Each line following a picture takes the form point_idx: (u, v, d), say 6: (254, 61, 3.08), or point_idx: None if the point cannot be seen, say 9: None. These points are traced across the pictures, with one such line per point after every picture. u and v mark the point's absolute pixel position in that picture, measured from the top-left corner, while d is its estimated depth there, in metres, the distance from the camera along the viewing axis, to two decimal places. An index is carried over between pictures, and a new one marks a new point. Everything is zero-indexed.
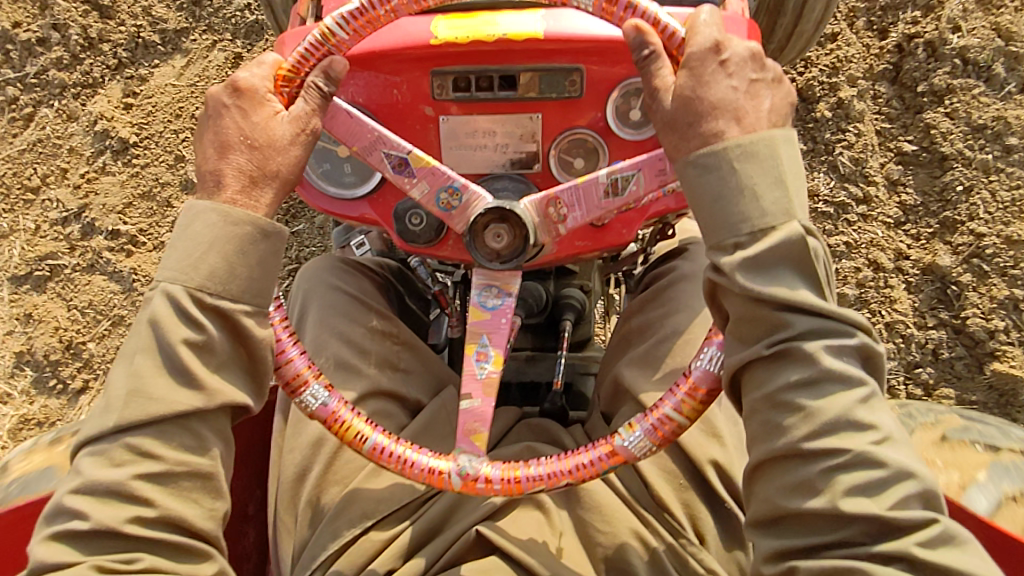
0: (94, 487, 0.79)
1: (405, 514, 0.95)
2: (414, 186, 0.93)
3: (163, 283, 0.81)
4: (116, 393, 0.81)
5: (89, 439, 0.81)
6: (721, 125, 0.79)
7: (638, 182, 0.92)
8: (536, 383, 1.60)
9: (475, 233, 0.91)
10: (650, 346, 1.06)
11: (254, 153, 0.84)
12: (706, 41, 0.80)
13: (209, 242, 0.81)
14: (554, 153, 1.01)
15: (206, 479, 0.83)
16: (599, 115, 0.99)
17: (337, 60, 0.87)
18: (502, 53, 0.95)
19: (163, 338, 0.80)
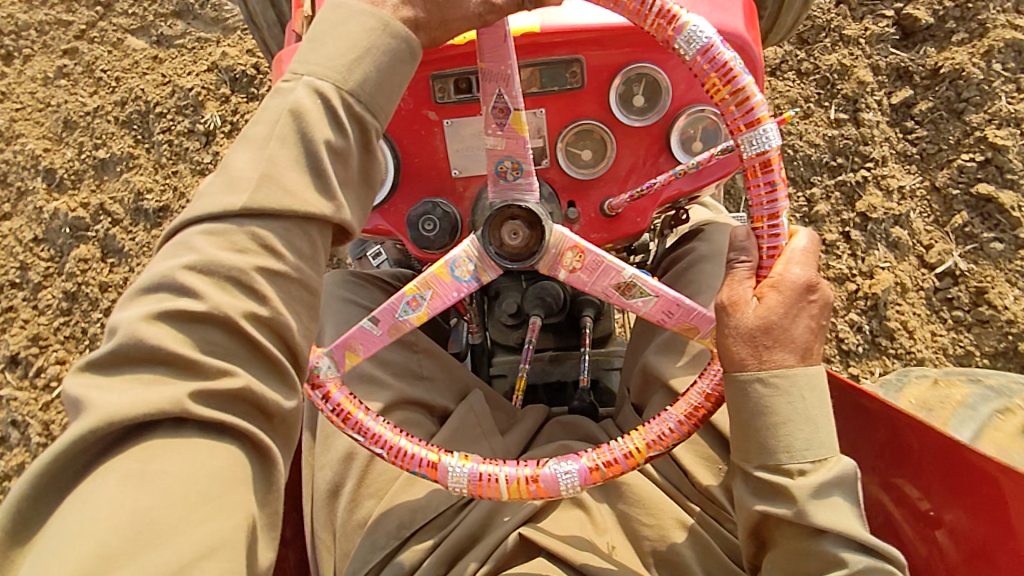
0: (211, 270, 0.69)
1: (444, 521, 0.95)
2: (494, 136, 0.89)
3: (307, 78, 0.74)
4: (241, 173, 0.73)
5: (204, 216, 0.71)
6: (792, 357, 0.77)
7: (648, 305, 0.89)
8: (562, 382, 1.60)
9: (495, 219, 0.88)
10: (674, 332, 1.06)
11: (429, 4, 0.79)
12: (801, 279, 0.78)
13: (364, 49, 0.75)
14: (561, 146, 1.01)
15: (312, 300, 0.76)
16: (602, 104, 0.99)
17: None
18: None
19: (301, 137, 0.73)
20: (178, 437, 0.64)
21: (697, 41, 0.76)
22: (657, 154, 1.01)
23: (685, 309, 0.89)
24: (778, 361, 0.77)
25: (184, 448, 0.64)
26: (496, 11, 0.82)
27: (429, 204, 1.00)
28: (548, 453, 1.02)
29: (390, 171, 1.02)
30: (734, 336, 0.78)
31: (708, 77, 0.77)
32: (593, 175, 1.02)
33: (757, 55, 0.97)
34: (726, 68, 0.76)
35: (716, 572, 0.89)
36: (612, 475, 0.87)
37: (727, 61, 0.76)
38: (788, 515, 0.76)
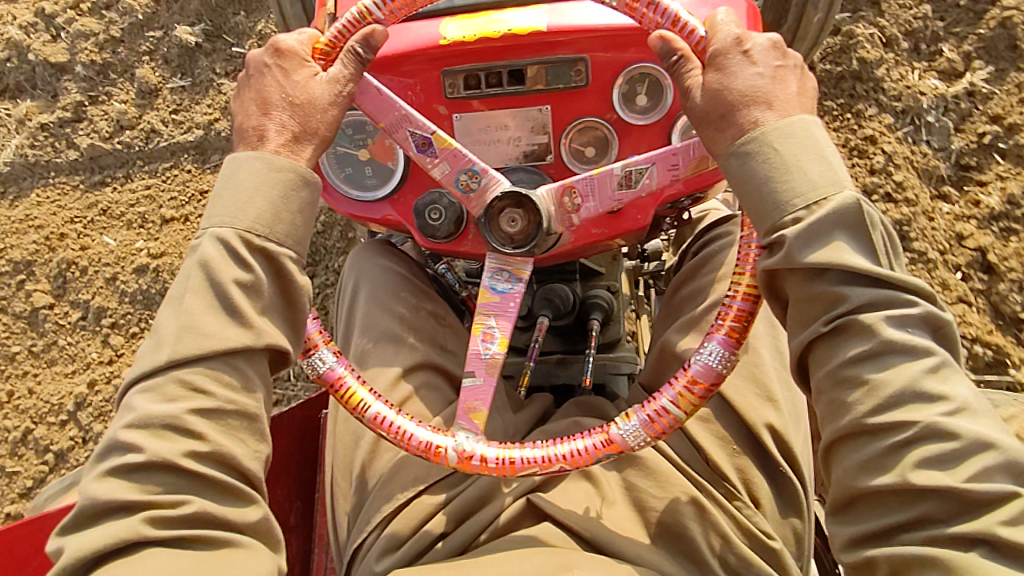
0: (148, 422, 0.82)
1: (456, 483, 0.97)
2: (436, 165, 0.97)
3: (212, 228, 0.87)
4: (166, 332, 0.86)
5: (141, 376, 0.85)
6: (757, 113, 0.79)
7: (655, 176, 0.94)
8: (568, 386, 1.62)
9: (491, 217, 0.93)
10: (698, 313, 1.07)
11: (295, 109, 0.92)
12: (727, 36, 0.81)
13: (253, 189, 0.88)
14: (566, 143, 1.04)
15: (252, 419, 0.87)
16: (605, 104, 1.02)
17: (377, 31, 0.94)
18: (509, 48, 0.99)
19: (211, 279, 0.85)
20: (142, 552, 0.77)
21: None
22: None
23: (683, 151, 0.94)
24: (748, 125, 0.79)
25: (146, 567, 0.76)
26: (348, 80, 0.94)
27: (436, 194, 1.04)
28: (562, 428, 1.04)
29: (400, 164, 1.07)
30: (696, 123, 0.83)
31: None
32: (595, 172, 1.05)
33: None
34: None
35: (724, 551, 0.89)
36: (747, 328, 0.86)
37: None
38: (782, 266, 0.75)
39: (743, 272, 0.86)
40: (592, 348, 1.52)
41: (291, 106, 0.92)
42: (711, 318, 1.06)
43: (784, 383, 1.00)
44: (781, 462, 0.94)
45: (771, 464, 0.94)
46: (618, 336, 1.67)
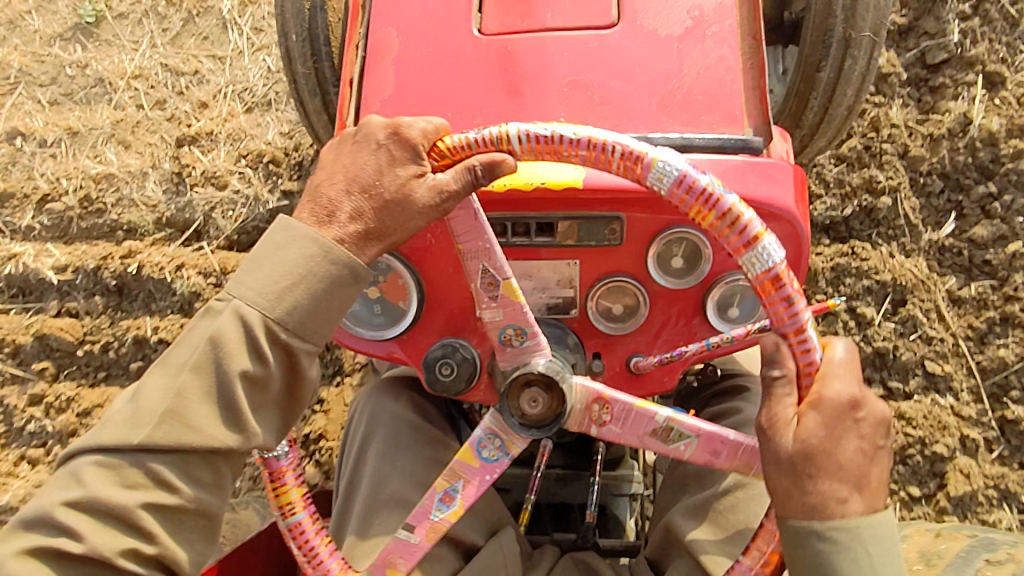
0: (97, 507, 0.73)
1: None
2: (490, 309, 0.86)
3: (238, 301, 0.76)
4: (149, 407, 0.75)
5: (102, 446, 0.75)
6: (841, 492, 0.72)
7: (692, 449, 0.84)
8: (566, 504, 1.53)
9: (513, 388, 0.85)
10: (706, 497, 1.03)
11: (380, 206, 0.79)
12: (844, 395, 0.73)
13: (302, 276, 0.77)
14: (592, 301, 0.97)
15: (209, 520, 0.79)
16: (639, 264, 0.95)
17: (507, 163, 0.77)
18: (541, 200, 0.91)
19: (218, 369, 0.75)
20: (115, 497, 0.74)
21: (669, 175, 0.74)
22: (691, 316, 0.97)
23: (732, 445, 0.83)
24: (823, 492, 0.72)
25: None
26: (456, 198, 0.79)
27: (449, 347, 0.97)
28: None
29: (414, 305, 0.99)
30: (773, 467, 0.75)
31: (692, 205, 0.74)
32: (622, 332, 0.98)
33: (801, 230, 0.93)
34: (708, 195, 0.73)
35: None
36: None
37: (706, 188, 0.73)
38: None
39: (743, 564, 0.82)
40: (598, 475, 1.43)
41: (368, 204, 0.79)
42: (731, 505, 1.01)
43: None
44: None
45: None
46: (621, 455, 1.58)
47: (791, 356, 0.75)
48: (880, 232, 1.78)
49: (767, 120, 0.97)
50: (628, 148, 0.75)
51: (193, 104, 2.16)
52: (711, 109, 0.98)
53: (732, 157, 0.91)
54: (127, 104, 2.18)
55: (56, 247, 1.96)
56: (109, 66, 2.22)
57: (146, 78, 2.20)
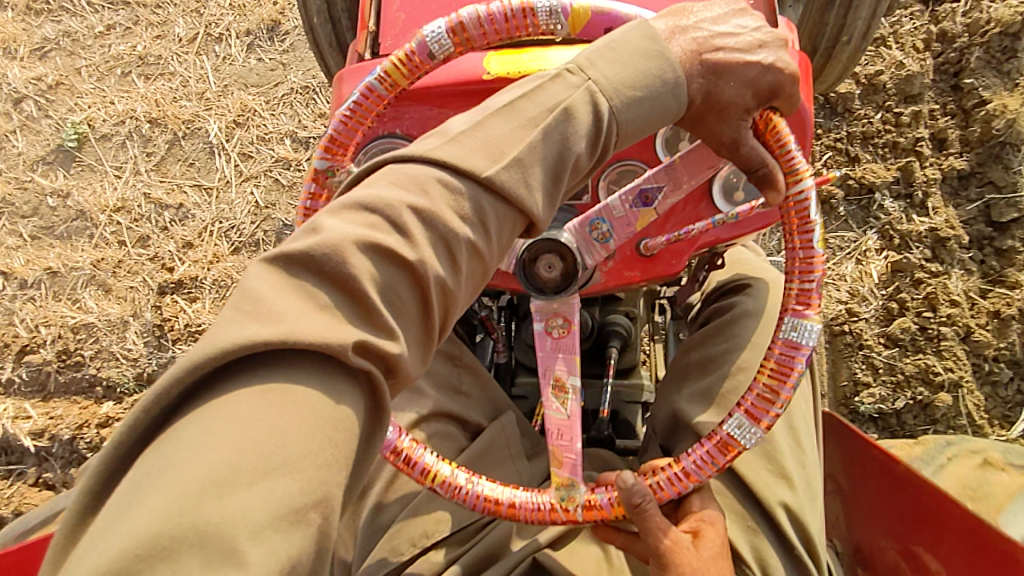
0: (433, 225, 0.69)
1: (464, 537, 1.01)
2: (623, 205, 0.93)
3: (593, 84, 0.75)
4: (498, 145, 0.73)
5: (445, 167, 0.71)
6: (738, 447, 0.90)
7: (557, 414, 0.94)
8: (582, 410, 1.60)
9: (536, 247, 0.92)
10: (708, 382, 1.08)
11: (708, 96, 0.82)
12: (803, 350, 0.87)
13: (656, 94, 0.77)
14: (603, 185, 1.02)
15: (487, 275, 0.76)
16: (648, 148, 1.00)
17: (767, 164, 0.85)
18: None
19: (563, 137, 0.74)
20: (291, 381, 0.61)
21: (800, 333, 0.86)
22: (699, 200, 1.01)
23: (569, 445, 0.92)
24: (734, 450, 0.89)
25: (285, 412, 0.60)
26: (738, 155, 0.85)
27: None
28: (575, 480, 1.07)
29: None
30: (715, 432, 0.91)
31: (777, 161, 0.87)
32: None
33: (808, 111, 0.98)
34: (789, 159, 0.86)
35: None
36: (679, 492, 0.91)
37: (789, 150, 0.86)
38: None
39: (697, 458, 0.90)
40: (610, 377, 1.50)
41: (706, 88, 0.81)
42: (732, 387, 1.06)
43: (797, 457, 1.03)
44: (789, 536, 0.97)
45: (785, 544, 0.97)
46: (636, 362, 1.64)
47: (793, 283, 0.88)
48: (938, 428, 1.80)
49: (773, 13, 1.03)
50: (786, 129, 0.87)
51: (179, 244, 2.19)
52: None
53: None
54: (111, 242, 2.20)
55: (34, 408, 1.97)
56: (90, 198, 2.26)
57: (128, 210, 2.24)
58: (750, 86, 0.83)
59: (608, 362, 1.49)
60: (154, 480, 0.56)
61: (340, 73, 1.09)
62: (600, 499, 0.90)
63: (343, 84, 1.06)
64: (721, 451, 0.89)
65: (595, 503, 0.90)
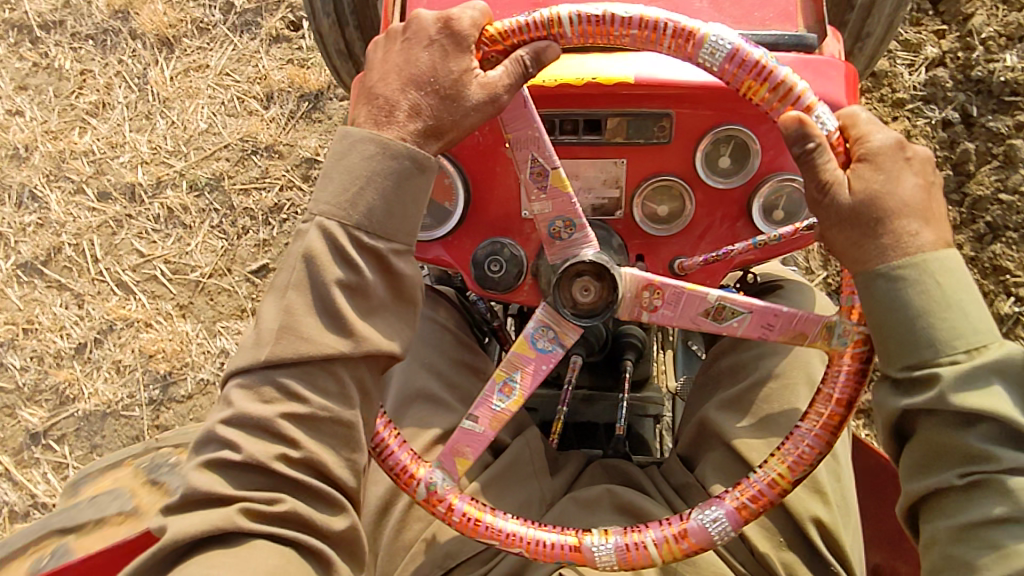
0: (243, 420, 0.76)
1: (490, 557, 0.94)
2: (539, 201, 0.87)
3: (319, 217, 0.78)
4: (266, 327, 0.78)
5: (238, 370, 0.79)
6: (914, 227, 0.73)
7: (744, 324, 0.87)
8: (592, 423, 1.56)
9: (564, 280, 0.87)
10: (739, 390, 1.04)
11: (439, 101, 0.78)
12: (888, 139, 0.75)
13: (368, 177, 0.78)
14: (637, 200, 0.98)
15: (348, 428, 0.80)
16: (686, 161, 0.96)
17: (552, 46, 0.79)
18: (591, 96, 0.92)
19: (317, 280, 0.77)
20: (213, 562, 0.72)
21: (721, 50, 0.77)
22: (735, 218, 0.98)
23: (787, 318, 0.85)
24: (909, 248, 0.72)
25: None
26: (505, 91, 0.79)
27: (497, 244, 0.99)
28: (594, 496, 0.99)
29: (460, 206, 1.00)
30: (836, 227, 0.75)
31: (649, 35, 0.79)
32: (666, 234, 0.99)
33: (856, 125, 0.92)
34: (644, 23, 0.78)
35: None
36: (806, 471, 0.82)
37: (643, 18, 0.78)
38: None
39: (820, 413, 0.82)
40: (624, 393, 1.45)
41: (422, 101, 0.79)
42: (767, 397, 1.02)
43: (833, 471, 0.96)
44: (823, 552, 0.89)
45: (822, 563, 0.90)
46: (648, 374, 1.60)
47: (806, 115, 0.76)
48: None
49: (820, 20, 0.98)
50: (679, 25, 0.78)
51: None
52: (763, 7, 0.97)
53: (786, 53, 0.91)
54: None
55: None
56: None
57: None
58: (453, 51, 0.79)
59: (625, 377, 1.46)
60: None
61: (357, 74, 1.03)
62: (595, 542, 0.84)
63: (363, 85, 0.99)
64: (818, 410, 0.82)
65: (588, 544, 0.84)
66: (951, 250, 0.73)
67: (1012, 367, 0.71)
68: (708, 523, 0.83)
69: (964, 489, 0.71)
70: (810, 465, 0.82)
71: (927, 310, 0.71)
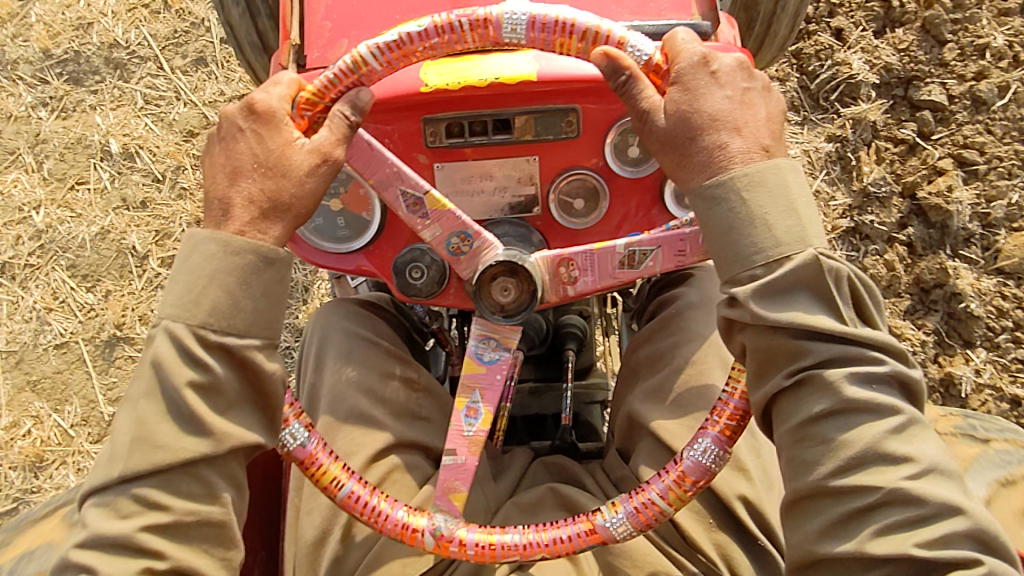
0: (99, 541, 0.76)
1: (431, 571, 0.93)
2: (427, 227, 0.90)
3: (164, 321, 0.79)
4: (120, 439, 0.79)
5: (94, 489, 0.79)
6: (723, 140, 0.79)
7: (656, 260, 0.92)
8: (541, 415, 1.56)
9: (482, 287, 0.89)
10: (660, 378, 1.06)
11: (265, 183, 0.81)
12: (690, 56, 0.80)
13: (210, 277, 0.79)
14: (553, 194, 0.98)
15: (219, 527, 0.80)
16: (597, 153, 0.97)
17: (364, 91, 0.83)
18: (496, 97, 0.92)
19: (166, 385, 0.78)
20: None
21: (518, 32, 0.81)
22: (650, 206, 0.99)
23: (692, 238, 0.92)
24: (728, 152, 0.79)
25: None
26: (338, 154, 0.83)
27: (416, 250, 0.98)
28: (537, 499, 0.99)
29: (377, 215, 1.00)
30: (659, 145, 0.81)
31: (442, 42, 0.83)
32: (585, 226, 1.00)
33: None
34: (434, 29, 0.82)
35: None
36: (741, 426, 0.85)
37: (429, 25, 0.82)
38: None
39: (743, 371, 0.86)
40: (569, 381, 1.45)
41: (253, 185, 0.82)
42: (689, 379, 1.03)
43: (752, 447, 0.98)
44: (751, 527, 0.91)
45: (749, 538, 0.91)
46: (590, 362, 1.63)
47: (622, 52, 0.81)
48: None
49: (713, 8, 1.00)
50: (472, 18, 0.81)
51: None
52: None
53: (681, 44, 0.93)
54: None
55: None
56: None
57: None
58: (271, 128, 0.83)
59: (569, 368, 1.46)
60: None
61: None
62: (507, 540, 0.86)
63: None
64: (717, 414, 0.86)
65: (500, 543, 0.86)
66: (761, 163, 0.78)
67: (814, 266, 0.76)
68: (701, 458, 0.84)
69: (794, 389, 0.77)
70: (731, 438, 0.85)
71: (734, 225, 0.78)
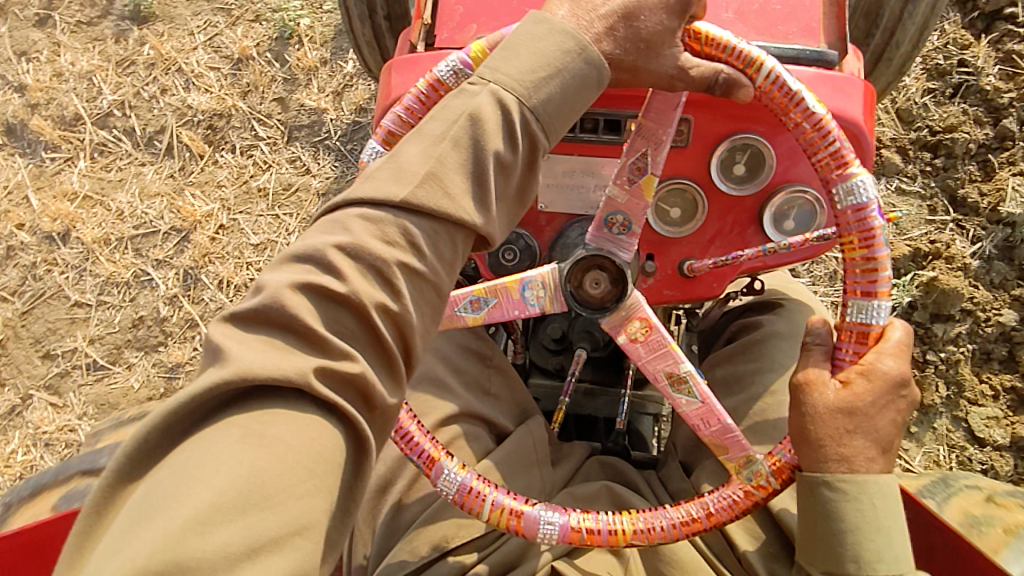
0: (357, 253, 0.66)
1: (482, 541, 0.97)
2: (620, 187, 0.90)
3: (494, 86, 0.72)
4: (409, 166, 0.70)
5: (365, 199, 0.69)
6: (869, 451, 0.78)
7: (690, 407, 0.91)
8: (592, 417, 1.59)
9: (581, 263, 0.90)
10: (737, 402, 1.06)
11: (633, 47, 0.78)
12: (894, 371, 0.79)
13: (554, 70, 0.73)
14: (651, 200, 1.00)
15: (438, 301, 0.73)
16: (702, 165, 0.98)
17: (744, 91, 0.83)
18: (612, 97, 0.95)
19: (473, 143, 0.71)
20: (269, 426, 0.60)
21: (857, 195, 0.82)
22: (747, 225, 1.00)
23: (724, 428, 0.90)
24: (857, 447, 0.78)
25: (292, 428, 0.61)
26: (688, 80, 0.82)
27: (514, 234, 1.01)
28: (595, 493, 1.02)
29: None
30: (814, 415, 0.79)
31: (806, 131, 0.84)
32: (678, 236, 1.02)
33: (869, 146, 0.94)
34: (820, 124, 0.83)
35: None
36: (591, 543, 0.88)
37: (822, 118, 0.83)
38: None
39: (642, 517, 0.89)
40: (627, 390, 1.45)
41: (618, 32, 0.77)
42: (761, 408, 1.03)
43: None
44: None
45: None
46: (650, 376, 1.63)
47: (862, 297, 0.82)
48: None
49: (842, 38, 0.98)
50: (840, 150, 0.83)
51: None
52: (786, 20, 0.99)
53: (805, 68, 0.93)
54: None
55: None
56: None
57: None
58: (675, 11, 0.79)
59: (631, 377, 1.46)
60: (140, 521, 0.55)
61: (388, 62, 1.06)
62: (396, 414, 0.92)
63: (392, 74, 1.03)
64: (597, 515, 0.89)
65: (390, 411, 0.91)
66: (890, 480, 0.78)
67: None
68: (543, 521, 0.88)
69: None
70: (575, 540, 0.88)
71: (858, 528, 0.76)
